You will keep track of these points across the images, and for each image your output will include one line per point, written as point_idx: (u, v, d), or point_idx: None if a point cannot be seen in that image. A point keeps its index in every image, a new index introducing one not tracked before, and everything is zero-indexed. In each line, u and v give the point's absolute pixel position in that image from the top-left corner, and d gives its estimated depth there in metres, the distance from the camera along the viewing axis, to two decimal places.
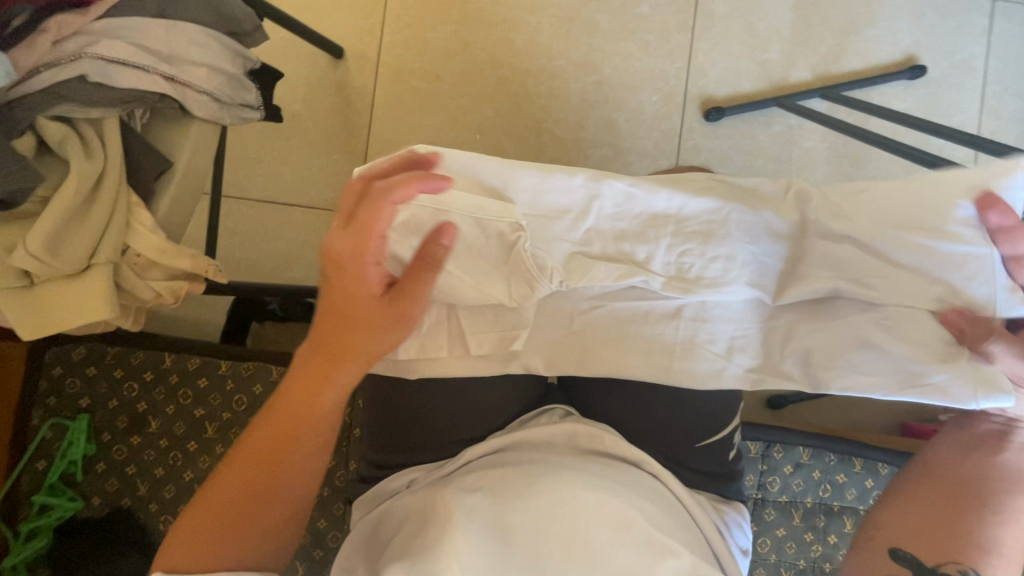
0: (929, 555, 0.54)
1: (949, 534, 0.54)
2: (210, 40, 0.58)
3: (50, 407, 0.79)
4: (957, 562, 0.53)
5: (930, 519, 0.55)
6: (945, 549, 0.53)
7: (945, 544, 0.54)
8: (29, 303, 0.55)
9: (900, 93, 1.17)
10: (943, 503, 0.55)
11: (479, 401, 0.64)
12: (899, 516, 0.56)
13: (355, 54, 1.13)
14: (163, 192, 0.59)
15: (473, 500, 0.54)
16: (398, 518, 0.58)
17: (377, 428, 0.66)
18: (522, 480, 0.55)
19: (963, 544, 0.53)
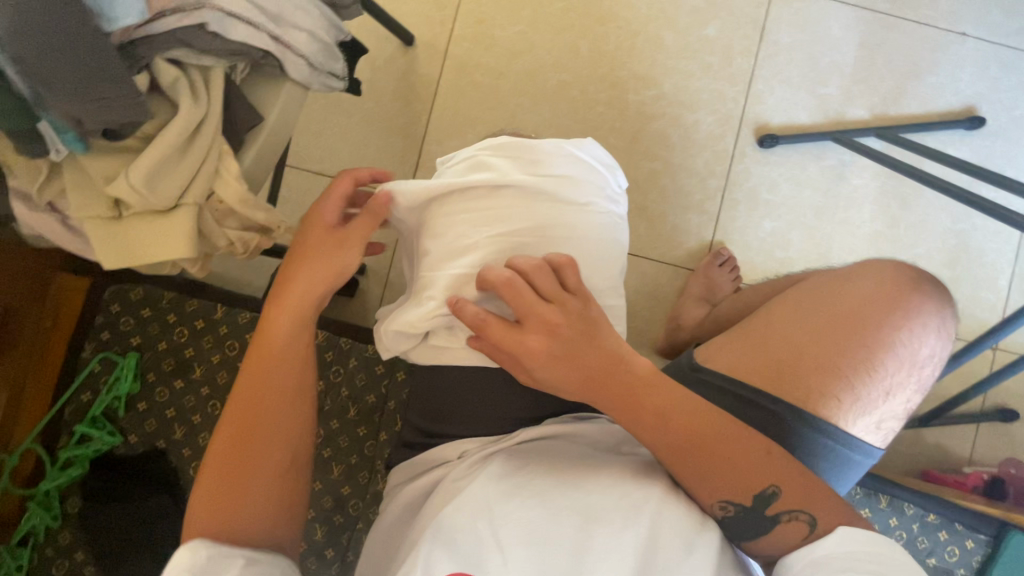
0: (705, 503, 0.55)
1: (722, 476, 0.53)
2: (312, 9, 0.60)
3: (102, 341, 0.82)
4: (718, 501, 0.54)
5: (698, 470, 0.53)
6: (717, 494, 0.54)
7: (713, 490, 0.54)
8: (116, 233, 0.58)
9: (957, 141, 1.17)
10: (698, 451, 0.53)
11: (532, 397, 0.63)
12: (681, 478, 0.55)
13: (424, 44, 1.16)
14: (251, 145, 0.62)
15: (518, 489, 0.52)
16: (448, 491, 0.56)
17: (427, 400, 0.66)
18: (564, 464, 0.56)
19: (727, 485, 0.54)
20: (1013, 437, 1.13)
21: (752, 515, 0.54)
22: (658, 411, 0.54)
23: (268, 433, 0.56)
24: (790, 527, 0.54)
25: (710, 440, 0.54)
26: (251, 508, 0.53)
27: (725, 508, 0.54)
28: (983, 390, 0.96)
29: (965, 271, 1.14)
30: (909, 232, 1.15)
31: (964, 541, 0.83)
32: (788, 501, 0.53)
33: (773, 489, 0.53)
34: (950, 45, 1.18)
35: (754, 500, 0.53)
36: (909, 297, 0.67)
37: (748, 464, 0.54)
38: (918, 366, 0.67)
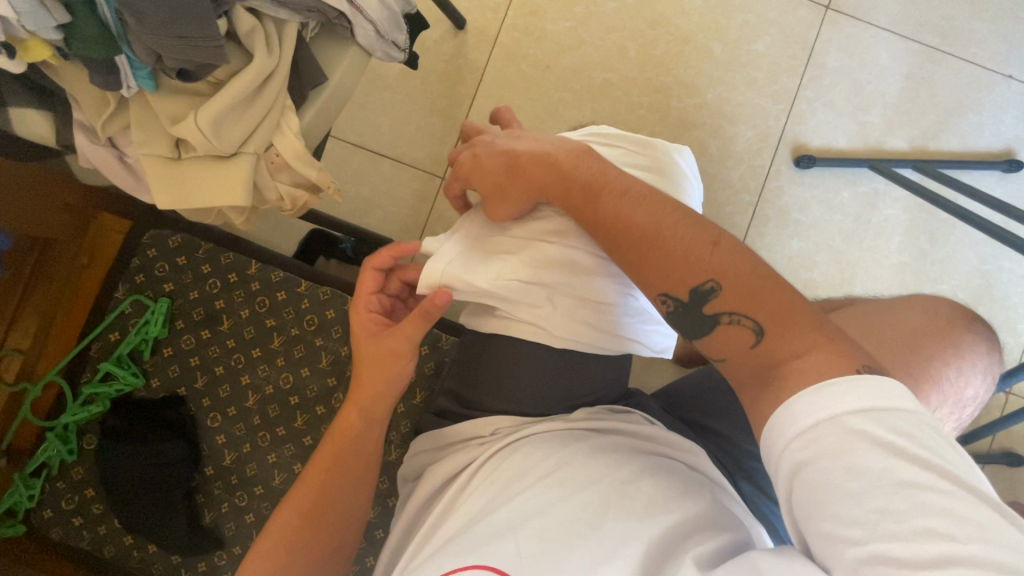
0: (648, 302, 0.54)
1: (658, 253, 0.52)
2: None
3: (135, 283, 0.83)
4: (659, 295, 0.53)
5: (635, 261, 0.53)
6: (654, 286, 0.53)
7: (645, 283, 0.53)
8: (174, 174, 0.59)
9: (993, 182, 1.17)
10: (644, 247, 0.53)
11: (565, 382, 0.64)
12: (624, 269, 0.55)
13: (475, 28, 1.17)
14: (311, 104, 0.63)
15: (538, 480, 0.54)
16: (478, 482, 0.57)
17: (467, 375, 0.68)
18: (587, 452, 0.57)
19: (659, 276, 0.52)
20: (1017, 483, 1.13)
21: (690, 320, 0.51)
22: (620, 207, 0.54)
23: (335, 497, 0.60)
24: (737, 332, 0.49)
25: (656, 226, 0.53)
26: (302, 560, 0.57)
27: (667, 303, 0.52)
28: (994, 430, 0.97)
29: (987, 312, 1.14)
30: (936, 267, 1.16)
31: None
32: (725, 301, 0.49)
33: (711, 285, 0.50)
34: (997, 86, 1.18)
35: (694, 292, 0.50)
36: (961, 335, 0.68)
37: (679, 251, 0.51)
38: (960, 405, 0.68)
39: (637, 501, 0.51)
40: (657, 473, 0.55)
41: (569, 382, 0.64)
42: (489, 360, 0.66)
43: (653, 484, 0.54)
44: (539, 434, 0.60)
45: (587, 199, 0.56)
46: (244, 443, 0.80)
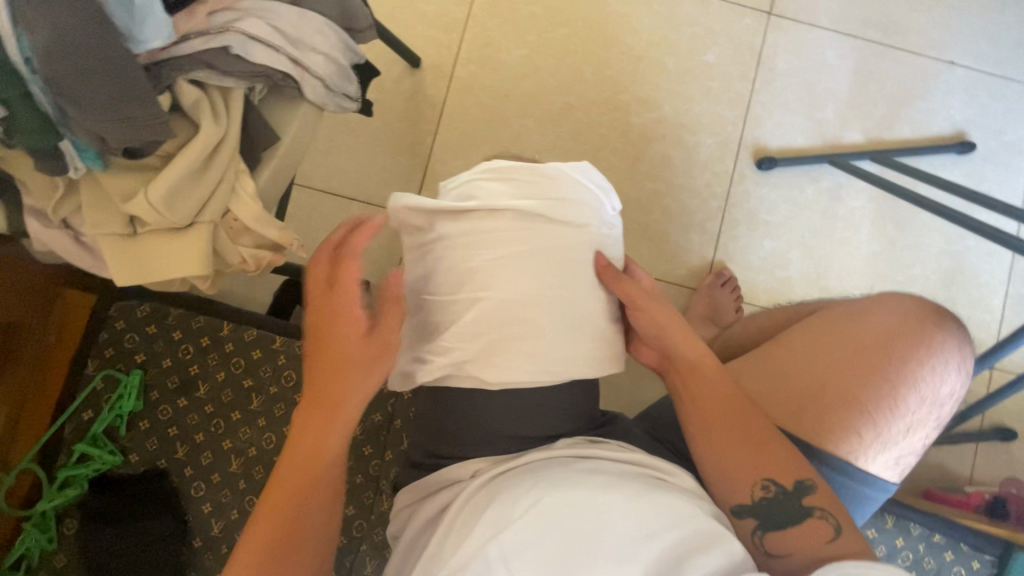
0: (745, 488, 0.61)
1: (758, 452, 0.62)
2: (331, 33, 0.63)
3: (105, 358, 0.81)
4: (760, 481, 0.61)
5: (723, 433, 0.63)
6: (760, 470, 0.61)
7: (756, 465, 0.61)
8: (129, 250, 0.58)
9: (949, 165, 1.20)
10: (745, 435, 0.63)
11: (541, 415, 0.63)
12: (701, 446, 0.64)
13: (430, 65, 1.18)
14: (266, 164, 0.63)
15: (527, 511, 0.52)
16: (458, 519, 0.56)
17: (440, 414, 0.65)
18: (579, 480, 0.54)
19: (762, 465, 0.61)
20: (1010, 456, 1.15)
21: (766, 509, 0.60)
22: (726, 399, 0.65)
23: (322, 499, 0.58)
24: (815, 526, 0.59)
25: (748, 425, 0.63)
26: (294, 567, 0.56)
27: (766, 489, 0.61)
28: (985, 408, 0.98)
29: (960, 291, 1.17)
30: (905, 253, 1.18)
31: (970, 561, 0.83)
32: (819, 498, 0.60)
33: (809, 482, 0.61)
34: (941, 73, 1.22)
35: (790, 488, 0.60)
36: (934, 333, 0.70)
37: (776, 447, 0.62)
38: (938, 403, 0.70)
39: (626, 534, 0.51)
40: (651, 495, 0.54)
41: (546, 415, 0.63)
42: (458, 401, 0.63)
43: (647, 509, 0.53)
44: (518, 469, 0.58)
45: (687, 377, 0.67)
46: (232, 510, 0.78)
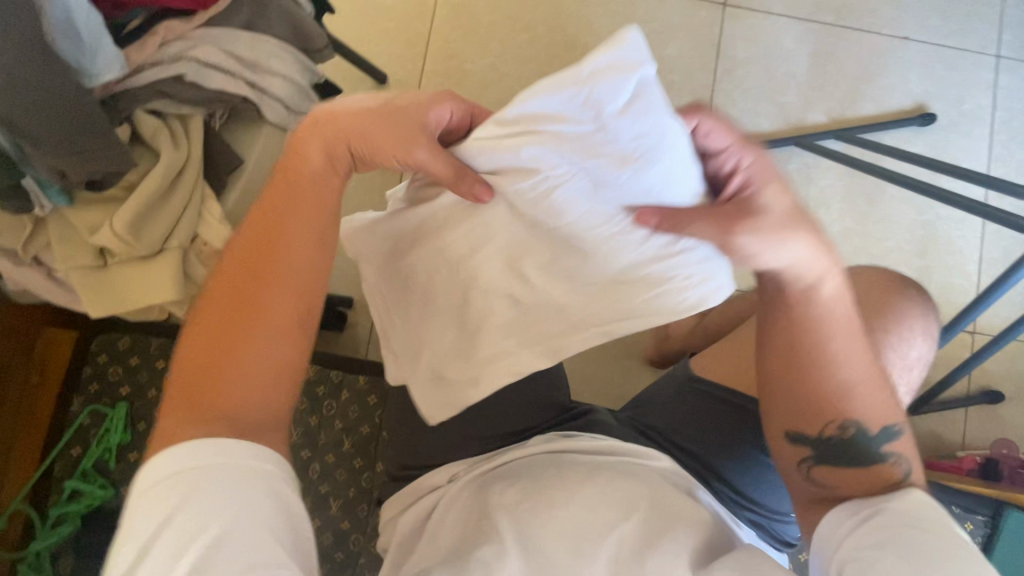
0: (819, 424, 0.57)
1: (847, 397, 0.56)
2: (288, 54, 0.63)
3: (91, 393, 0.82)
4: (838, 422, 0.56)
5: (791, 372, 0.57)
6: (842, 412, 0.56)
7: (835, 408, 0.56)
8: (101, 281, 0.59)
9: (913, 137, 1.22)
10: (817, 376, 0.56)
11: (509, 410, 0.68)
12: (767, 372, 0.59)
13: (397, 81, 1.20)
14: (232, 186, 0.63)
15: (508, 503, 0.55)
16: (446, 518, 0.59)
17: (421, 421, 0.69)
18: (557, 471, 0.58)
19: (841, 406, 0.56)
20: (999, 417, 1.16)
21: (828, 446, 0.57)
22: (817, 339, 0.55)
23: (271, 318, 0.50)
24: (880, 470, 0.56)
25: (823, 368, 0.56)
26: (243, 391, 0.49)
27: (845, 430, 0.56)
28: (968, 372, 0.99)
29: (935, 260, 1.19)
30: (878, 226, 1.20)
31: (963, 524, 0.84)
32: (899, 444, 0.56)
33: (898, 425, 0.57)
34: (896, 49, 1.25)
35: (874, 431, 0.56)
36: (899, 302, 0.70)
37: (857, 382, 0.56)
38: (907, 368, 0.70)
39: (614, 509, 0.54)
40: (622, 476, 0.58)
41: (514, 411, 0.68)
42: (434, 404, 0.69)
43: (621, 488, 0.56)
44: (506, 466, 0.62)
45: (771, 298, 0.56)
46: None
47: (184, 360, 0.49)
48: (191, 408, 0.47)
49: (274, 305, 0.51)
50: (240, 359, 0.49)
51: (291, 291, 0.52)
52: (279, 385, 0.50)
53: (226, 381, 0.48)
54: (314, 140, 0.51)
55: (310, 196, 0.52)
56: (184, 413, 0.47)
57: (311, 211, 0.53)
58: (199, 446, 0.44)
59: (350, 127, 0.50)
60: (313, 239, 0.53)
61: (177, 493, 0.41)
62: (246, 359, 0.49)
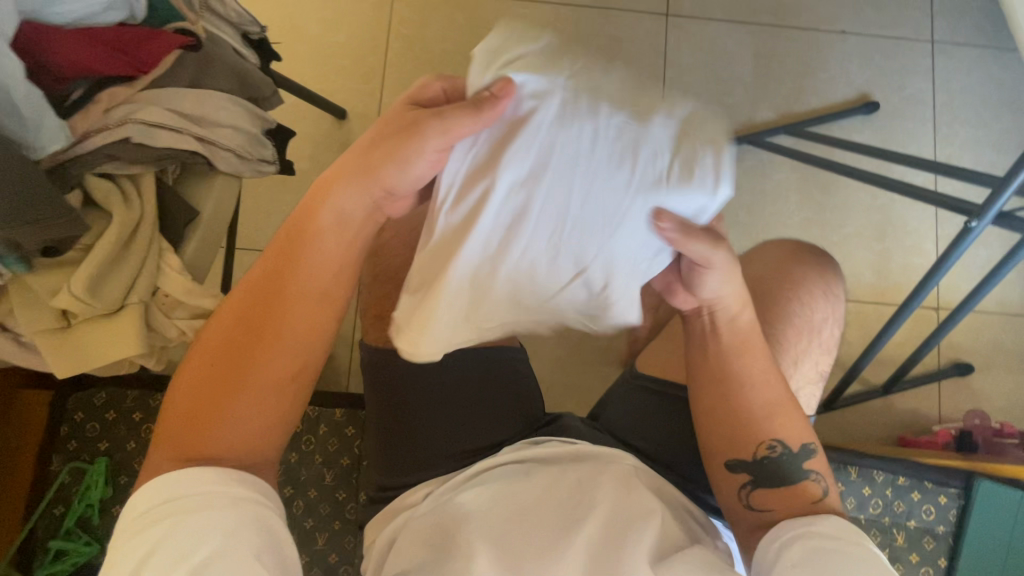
0: (751, 446, 0.65)
1: (769, 418, 0.65)
2: (234, 106, 0.66)
3: (70, 451, 0.82)
4: (766, 442, 0.64)
5: (716, 408, 0.66)
6: (771, 430, 0.65)
7: (760, 430, 0.65)
8: (64, 341, 0.60)
9: (859, 126, 1.27)
10: (733, 410, 0.65)
11: (476, 427, 0.71)
12: (699, 412, 0.67)
13: (356, 115, 1.23)
14: (190, 238, 0.66)
15: (478, 518, 0.59)
16: (410, 534, 0.62)
17: (395, 443, 0.71)
18: (522, 482, 0.62)
19: (771, 424, 0.65)
20: (971, 388, 1.19)
21: (761, 467, 0.64)
22: (734, 375, 0.65)
23: (269, 360, 0.59)
24: (804, 489, 0.63)
25: (741, 399, 0.65)
26: (236, 426, 0.57)
27: (771, 450, 0.64)
28: (931, 347, 1.02)
29: (892, 241, 1.23)
30: (835, 214, 1.24)
31: (938, 498, 0.86)
32: (816, 463, 0.64)
33: (812, 445, 0.65)
34: (835, 43, 1.30)
35: (796, 452, 0.64)
36: (796, 270, 0.76)
37: (762, 411, 0.65)
38: (817, 331, 0.75)
39: (575, 516, 0.58)
40: (584, 481, 0.62)
41: (480, 427, 0.71)
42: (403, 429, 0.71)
43: (582, 495, 0.60)
44: (484, 472, 0.65)
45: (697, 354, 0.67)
46: None
47: (191, 393, 0.58)
48: (197, 428, 0.56)
49: (275, 350, 0.60)
50: (237, 397, 0.58)
51: (291, 339, 0.60)
52: (275, 425, 0.60)
53: (222, 418, 0.57)
54: (337, 202, 0.58)
55: (316, 257, 0.60)
56: (185, 445, 0.56)
57: (312, 268, 0.60)
58: (186, 475, 0.52)
59: (375, 163, 0.56)
60: (314, 298, 0.61)
61: (165, 527, 0.49)
62: (241, 399, 0.58)
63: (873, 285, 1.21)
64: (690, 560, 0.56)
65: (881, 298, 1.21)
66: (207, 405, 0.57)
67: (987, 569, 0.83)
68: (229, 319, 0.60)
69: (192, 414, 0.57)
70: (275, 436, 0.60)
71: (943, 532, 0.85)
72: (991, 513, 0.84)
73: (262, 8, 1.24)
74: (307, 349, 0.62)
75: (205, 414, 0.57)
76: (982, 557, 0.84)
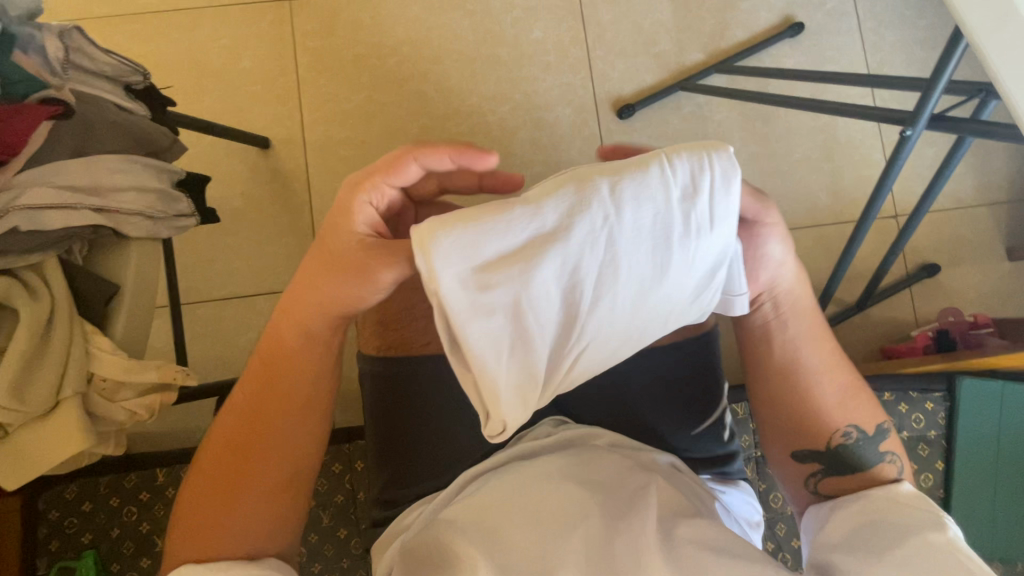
0: (826, 434, 0.64)
1: (841, 407, 0.64)
2: (133, 164, 0.62)
3: (54, 552, 0.79)
4: (840, 429, 0.63)
5: (788, 404, 0.65)
6: (843, 418, 0.64)
7: (835, 416, 0.64)
8: (9, 450, 0.58)
9: (788, 50, 1.25)
10: (804, 403, 0.64)
11: (453, 442, 0.69)
12: (769, 408, 0.66)
13: (281, 141, 1.18)
14: (116, 315, 0.62)
15: (467, 523, 0.55)
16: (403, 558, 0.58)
17: (388, 464, 0.69)
18: (513, 480, 0.58)
19: (847, 412, 0.64)
20: (941, 287, 1.21)
21: (832, 456, 0.63)
22: (801, 367, 0.64)
23: (266, 465, 0.59)
24: (879, 471, 0.62)
25: (810, 392, 0.64)
26: (239, 536, 0.57)
27: (846, 437, 0.63)
28: (892, 260, 1.01)
29: (841, 159, 1.23)
30: (781, 144, 1.23)
31: (925, 405, 0.88)
32: (890, 445, 0.64)
33: (886, 425, 0.65)
34: None
35: (871, 435, 0.64)
36: None
37: (834, 400, 0.64)
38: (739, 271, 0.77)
39: (572, 506, 0.54)
40: (574, 471, 0.58)
41: (460, 442, 0.68)
42: (386, 460, 0.70)
43: (576, 484, 0.57)
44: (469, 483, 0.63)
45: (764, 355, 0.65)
46: None
47: (190, 507, 0.58)
48: (201, 550, 0.56)
49: (272, 450, 0.60)
50: (237, 508, 0.58)
51: (289, 437, 0.61)
52: (276, 531, 0.59)
53: (224, 529, 0.57)
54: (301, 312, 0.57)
55: (300, 356, 0.60)
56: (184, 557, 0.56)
57: (295, 367, 0.60)
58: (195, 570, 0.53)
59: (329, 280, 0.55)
60: (301, 394, 0.61)
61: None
62: (239, 510, 0.58)
63: (830, 206, 1.22)
64: (699, 531, 0.53)
65: (840, 217, 1.21)
66: (207, 519, 0.57)
67: (986, 463, 0.85)
68: (220, 432, 0.61)
69: (194, 532, 0.56)
70: (284, 535, 0.60)
71: (935, 437, 0.88)
72: (977, 409, 0.85)
73: (156, 49, 1.17)
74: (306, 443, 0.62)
75: (209, 528, 0.57)
76: (977, 454, 0.86)
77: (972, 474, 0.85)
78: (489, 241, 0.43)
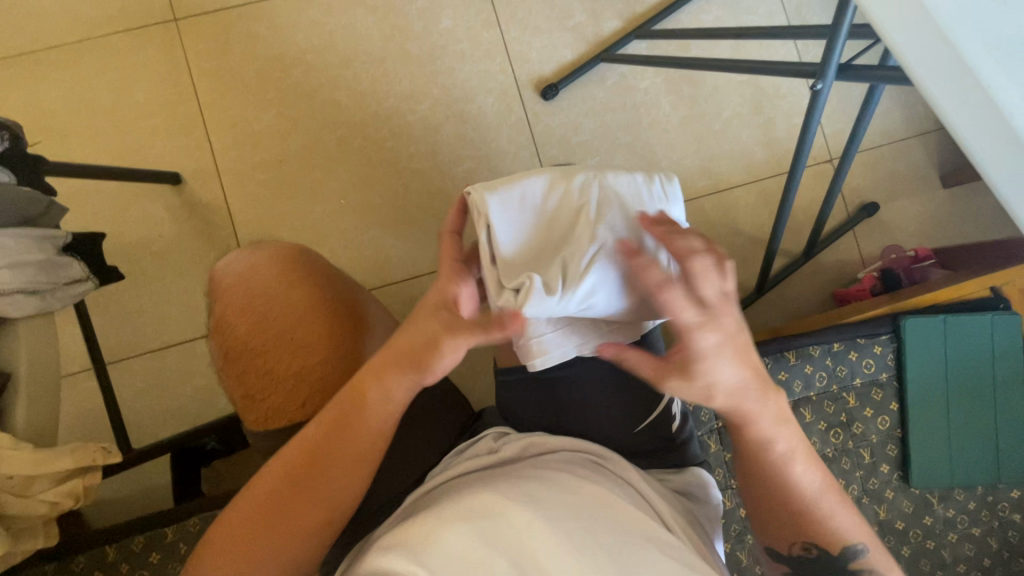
0: (786, 543, 0.59)
1: (809, 523, 0.58)
2: (5, 241, 0.57)
3: None
4: (799, 544, 0.58)
5: (760, 508, 0.60)
6: (808, 534, 0.58)
7: (801, 532, 0.58)
8: None
9: (705, 6, 1.23)
10: (777, 511, 0.59)
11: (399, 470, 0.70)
12: (748, 506, 0.62)
13: (193, 174, 1.11)
14: (15, 404, 0.57)
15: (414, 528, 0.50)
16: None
17: None
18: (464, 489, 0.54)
19: (817, 530, 0.58)
20: (882, 224, 1.22)
21: (794, 560, 0.60)
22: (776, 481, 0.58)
23: (305, 510, 0.57)
24: None
25: (785, 505, 0.58)
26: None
27: (807, 550, 0.58)
28: (827, 212, 1.00)
29: (770, 111, 1.22)
30: (710, 103, 1.21)
31: (873, 349, 0.89)
32: (865, 561, 0.57)
33: (859, 545, 0.58)
34: None
35: (836, 553, 0.58)
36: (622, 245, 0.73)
37: (811, 514, 0.58)
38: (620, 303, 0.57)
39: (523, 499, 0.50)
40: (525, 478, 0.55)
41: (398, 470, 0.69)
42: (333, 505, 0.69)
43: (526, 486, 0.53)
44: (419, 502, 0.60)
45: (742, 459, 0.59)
46: None
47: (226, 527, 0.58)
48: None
49: (317, 495, 0.58)
50: (264, 547, 0.56)
51: (335, 489, 0.58)
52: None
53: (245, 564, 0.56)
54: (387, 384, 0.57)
55: (377, 409, 0.58)
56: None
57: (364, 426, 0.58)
58: None
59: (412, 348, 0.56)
60: (361, 451, 0.58)
61: None
62: (265, 550, 0.56)
63: (766, 159, 1.21)
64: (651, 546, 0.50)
65: (777, 169, 1.21)
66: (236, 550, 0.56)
67: (940, 397, 0.87)
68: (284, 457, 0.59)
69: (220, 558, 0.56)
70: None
71: (887, 378, 0.89)
72: (924, 345, 0.87)
73: (38, 93, 1.08)
74: (348, 497, 0.59)
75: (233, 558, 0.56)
76: (931, 389, 0.87)
77: (925, 411, 0.87)
78: (506, 204, 0.54)
